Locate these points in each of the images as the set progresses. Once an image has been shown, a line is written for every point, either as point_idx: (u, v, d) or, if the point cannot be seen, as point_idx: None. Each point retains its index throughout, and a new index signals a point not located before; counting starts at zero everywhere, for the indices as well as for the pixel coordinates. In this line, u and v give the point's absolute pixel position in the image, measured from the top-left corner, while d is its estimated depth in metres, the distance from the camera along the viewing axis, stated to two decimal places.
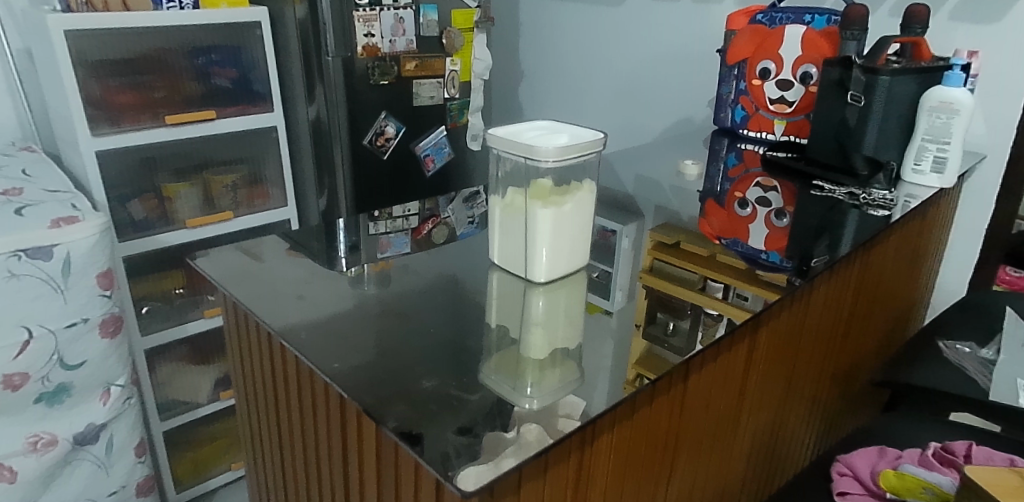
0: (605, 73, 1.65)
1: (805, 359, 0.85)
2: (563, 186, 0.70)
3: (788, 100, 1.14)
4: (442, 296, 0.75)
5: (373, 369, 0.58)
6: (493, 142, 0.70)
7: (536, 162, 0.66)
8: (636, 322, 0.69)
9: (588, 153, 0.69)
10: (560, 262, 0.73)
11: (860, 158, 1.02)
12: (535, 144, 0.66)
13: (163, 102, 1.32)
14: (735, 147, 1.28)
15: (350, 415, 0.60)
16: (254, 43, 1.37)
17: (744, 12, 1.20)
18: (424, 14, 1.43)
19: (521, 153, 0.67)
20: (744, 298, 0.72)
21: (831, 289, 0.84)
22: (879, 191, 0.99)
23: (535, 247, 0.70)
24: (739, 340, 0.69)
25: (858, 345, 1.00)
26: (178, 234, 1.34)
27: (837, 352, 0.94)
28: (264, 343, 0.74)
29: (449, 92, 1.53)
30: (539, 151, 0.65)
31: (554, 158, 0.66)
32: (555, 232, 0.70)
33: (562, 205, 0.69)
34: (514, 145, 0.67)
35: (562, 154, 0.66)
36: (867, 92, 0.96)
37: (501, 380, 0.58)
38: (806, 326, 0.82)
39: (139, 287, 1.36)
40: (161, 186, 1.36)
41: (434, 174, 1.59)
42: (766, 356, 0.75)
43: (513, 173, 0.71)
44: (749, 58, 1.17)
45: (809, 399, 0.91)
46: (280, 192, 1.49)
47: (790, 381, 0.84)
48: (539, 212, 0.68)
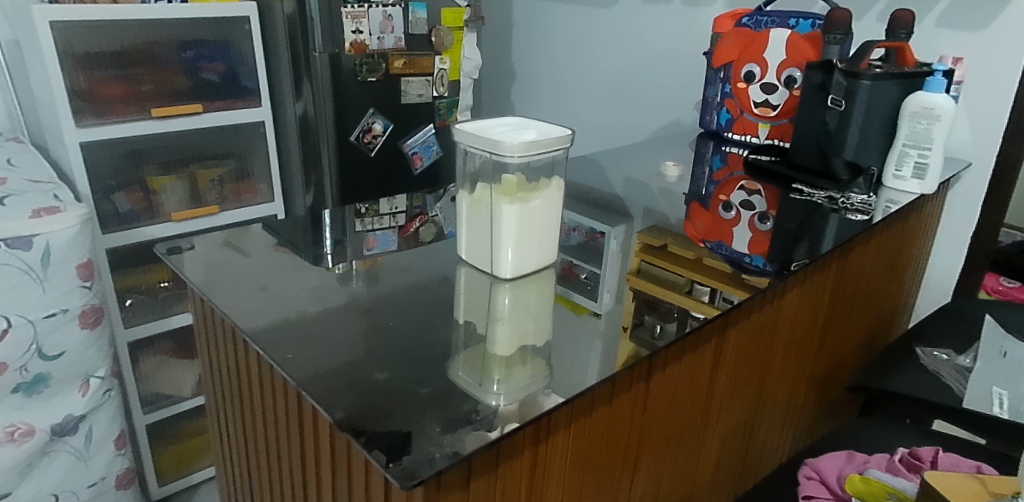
0: (595, 74, 1.65)
1: (778, 361, 0.85)
2: (531, 182, 0.70)
3: (772, 103, 1.14)
4: (410, 292, 0.75)
5: (329, 362, 0.59)
6: (460, 136, 0.70)
7: (502, 157, 0.66)
8: (624, 325, 0.68)
9: (555, 149, 0.69)
10: (528, 258, 0.73)
11: (841, 162, 1.01)
12: (501, 139, 0.66)
13: (151, 95, 1.32)
14: (721, 150, 1.28)
15: (307, 412, 0.61)
16: (242, 37, 1.37)
17: (731, 15, 1.20)
18: (414, 11, 1.43)
19: (488, 148, 0.67)
20: (731, 303, 0.70)
21: (806, 292, 0.84)
22: (857, 194, 0.99)
23: (500, 242, 0.71)
24: (708, 340, 0.69)
25: (834, 350, 1.00)
26: (162, 227, 1.34)
27: (813, 357, 0.94)
28: (230, 340, 0.75)
29: (438, 90, 1.53)
30: (504, 146, 0.65)
31: (518, 153, 0.66)
32: (520, 228, 0.70)
33: (529, 201, 0.69)
34: (480, 140, 0.67)
35: (526, 150, 0.66)
36: (848, 96, 0.96)
37: (465, 375, 0.58)
38: (779, 328, 0.82)
39: (123, 280, 1.37)
40: (147, 179, 1.37)
41: (422, 172, 1.59)
42: (736, 358, 0.75)
43: (481, 169, 0.71)
44: (734, 61, 1.17)
45: (782, 403, 0.91)
46: (268, 187, 1.50)
47: (762, 385, 0.83)
48: (504, 208, 0.68)
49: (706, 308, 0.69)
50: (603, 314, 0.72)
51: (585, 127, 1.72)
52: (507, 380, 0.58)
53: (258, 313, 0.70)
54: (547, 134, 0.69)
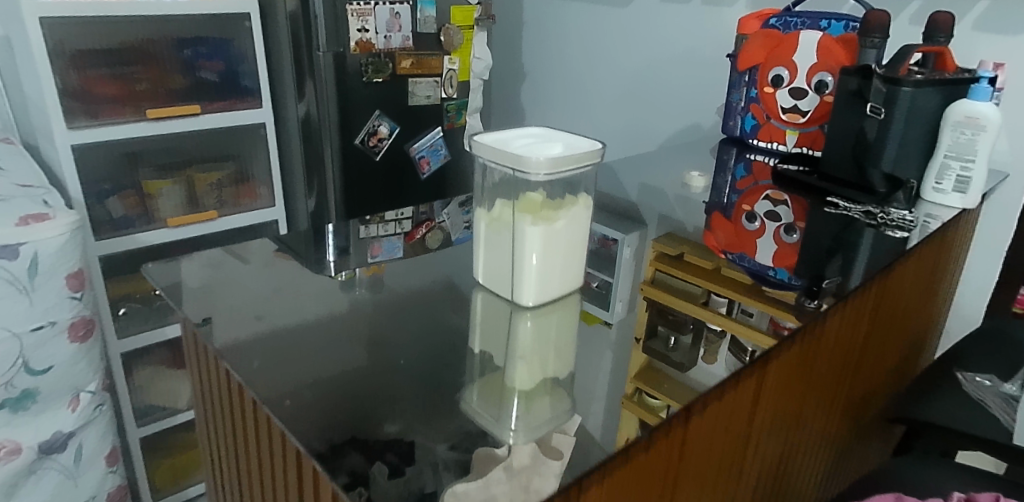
0: (610, 77, 1.58)
1: (816, 390, 0.79)
2: (558, 200, 0.66)
3: (802, 109, 1.08)
4: (418, 323, 0.77)
5: (333, 405, 0.60)
6: (481, 149, 0.66)
7: (527, 175, 0.62)
8: (636, 336, 0.73)
9: (585, 164, 0.65)
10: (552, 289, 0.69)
11: (878, 174, 0.96)
12: (525, 152, 0.61)
13: (147, 95, 1.27)
14: (745, 157, 1.21)
15: (290, 465, 0.60)
16: (243, 35, 1.32)
17: (757, 15, 1.14)
18: (422, 9, 1.36)
19: (512, 164, 0.63)
20: (749, 314, 0.71)
21: (846, 319, 0.78)
22: (898, 210, 0.94)
23: (525, 274, 0.68)
24: (749, 376, 0.63)
25: (870, 375, 0.94)
26: (158, 233, 1.29)
27: (848, 385, 0.88)
28: (223, 375, 0.71)
29: (447, 92, 1.47)
30: (529, 162, 0.61)
31: (545, 170, 0.62)
32: (546, 257, 0.67)
33: (555, 221, 0.65)
34: (502, 154, 0.63)
35: (553, 166, 0.61)
36: (888, 104, 0.90)
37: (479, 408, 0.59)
38: (817, 358, 0.76)
39: (116, 287, 1.31)
40: (142, 183, 1.31)
41: (430, 176, 1.53)
42: (774, 394, 0.69)
43: (501, 185, 0.68)
44: (761, 64, 1.11)
45: (817, 435, 0.85)
46: (269, 191, 1.45)
47: (798, 418, 0.78)
48: (530, 227, 0.64)
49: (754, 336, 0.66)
50: (615, 324, 0.73)
51: (599, 131, 1.65)
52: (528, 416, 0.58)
53: (258, 355, 0.69)
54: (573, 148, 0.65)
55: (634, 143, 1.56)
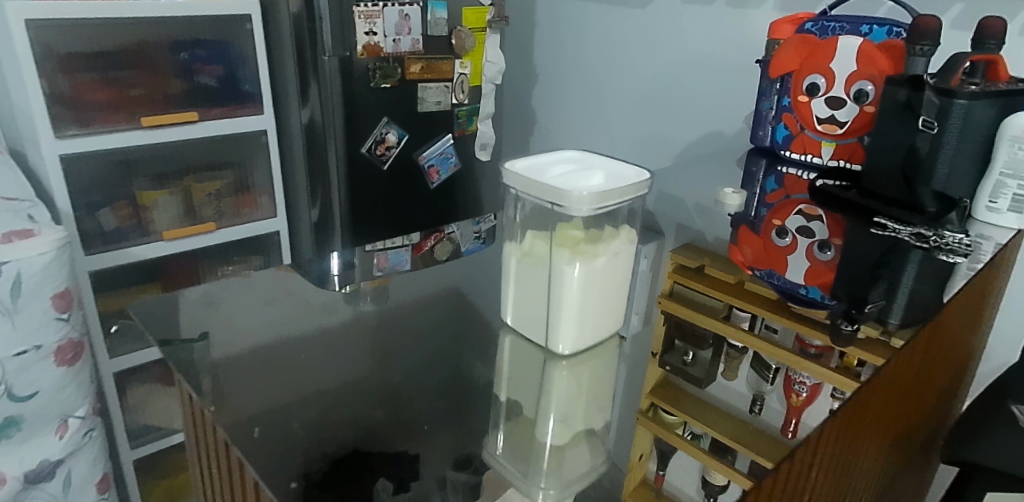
0: (628, 81, 1.51)
1: (869, 439, 0.73)
2: (597, 235, 0.88)
3: (839, 119, 0.99)
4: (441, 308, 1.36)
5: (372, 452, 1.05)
6: (534, 188, 0.89)
7: (570, 209, 0.85)
8: (656, 349, 1.01)
9: (617, 199, 0.87)
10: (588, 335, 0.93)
11: (929, 193, 0.90)
12: (569, 189, 0.84)
13: (143, 100, 1.20)
14: (774, 171, 1.13)
15: None
16: (244, 38, 1.26)
17: (790, 19, 1.05)
18: (433, 11, 1.29)
19: (560, 200, 0.85)
20: (773, 330, 0.90)
21: (911, 360, 0.73)
22: (953, 233, 0.89)
23: (567, 313, 0.89)
24: (802, 450, 0.58)
25: (919, 410, 0.88)
26: (152, 247, 1.24)
27: (899, 424, 0.82)
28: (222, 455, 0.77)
29: (457, 98, 1.40)
30: (577, 198, 0.83)
31: (586, 203, 0.84)
32: (587, 296, 0.87)
33: (594, 255, 0.86)
34: (548, 191, 0.86)
35: (593, 200, 0.84)
36: (941, 118, 0.84)
37: (499, 457, 0.98)
38: (873, 408, 0.70)
39: (107, 303, 1.25)
40: (137, 194, 1.26)
41: (439, 186, 1.47)
42: (849, 438, 0.67)
43: (542, 216, 0.90)
44: (795, 71, 1.02)
45: (873, 473, 0.82)
46: (270, 200, 1.39)
47: (851, 469, 0.72)
48: (573, 260, 0.85)
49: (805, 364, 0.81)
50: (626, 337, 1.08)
51: (613, 138, 1.57)
52: (555, 472, 0.94)
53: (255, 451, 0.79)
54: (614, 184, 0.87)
55: (651, 152, 1.48)
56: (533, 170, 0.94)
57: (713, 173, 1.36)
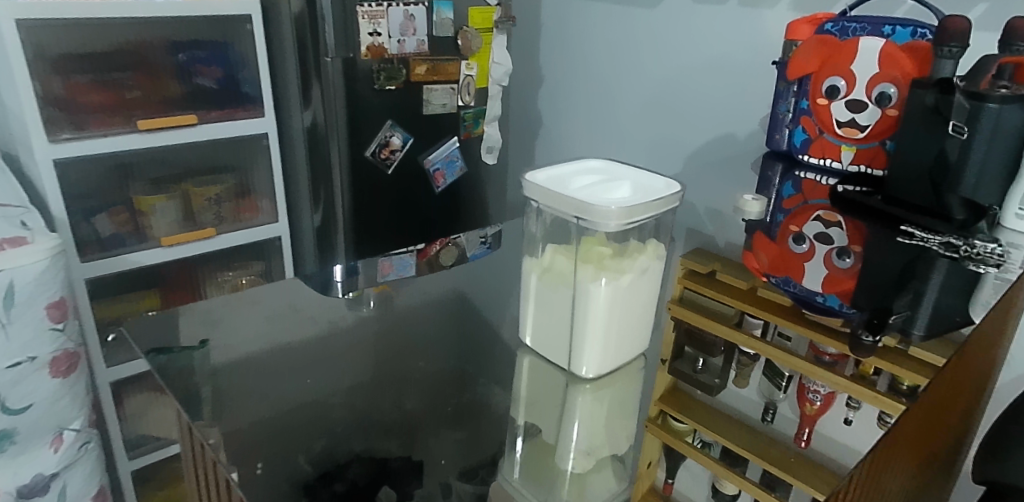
0: (637, 83, 1.47)
1: (901, 472, 0.74)
2: (621, 253, 0.86)
3: (860, 123, 0.95)
4: (448, 308, 1.35)
5: (391, 423, 1.17)
6: (555, 200, 0.86)
7: (597, 224, 0.82)
8: (664, 358, 1.10)
9: (648, 214, 0.84)
10: (612, 358, 0.92)
11: (957, 201, 0.87)
12: (595, 202, 0.81)
13: (139, 103, 1.18)
14: (792, 174, 1.06)
15: None
16: (244, 39, 1.23)
17: (809, 20, 1.01)
18: (438, 11, 1.25)
19: (586, 214, 0.83)
20: (786, 338, 0.95)
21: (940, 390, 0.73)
22: (984, 242, 0.85)
23: (591, 335, 0.88)
24: None
25: (949, 428, 0.88)
26: (150, 253, 1.20)
27: (931, 447, 0.82)
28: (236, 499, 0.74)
29: (463, 100, 1.37)
30: (606, 213, 0.81)
31: (616, 219, 0.81)
32: (612, 315, 0.86)
33: (618, 276, 0.84)
34: (574, 204, 0.83)
35: (622, 215, 0.81)
36: (971, 122, 0.81)
37: (517, 484, 1.01)
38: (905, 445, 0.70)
39: (106, 310, 1.23)
40: (134, 199, 1.23)
41: (445, 190, 1.43)
42: (894, 460, 0.68)
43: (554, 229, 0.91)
44: (813, 74, 0.98)
45: (911, 490, 0.82)
46: (271, 204, 1.36)
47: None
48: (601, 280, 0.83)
49: (818, 373, 0.87)
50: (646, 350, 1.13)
51: (622, 141, 1.54)
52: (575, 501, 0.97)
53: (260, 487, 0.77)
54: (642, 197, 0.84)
55: (661, 156, 1.45)
56: (557, 180, 0.91)
57: (726, 177, 1.32)
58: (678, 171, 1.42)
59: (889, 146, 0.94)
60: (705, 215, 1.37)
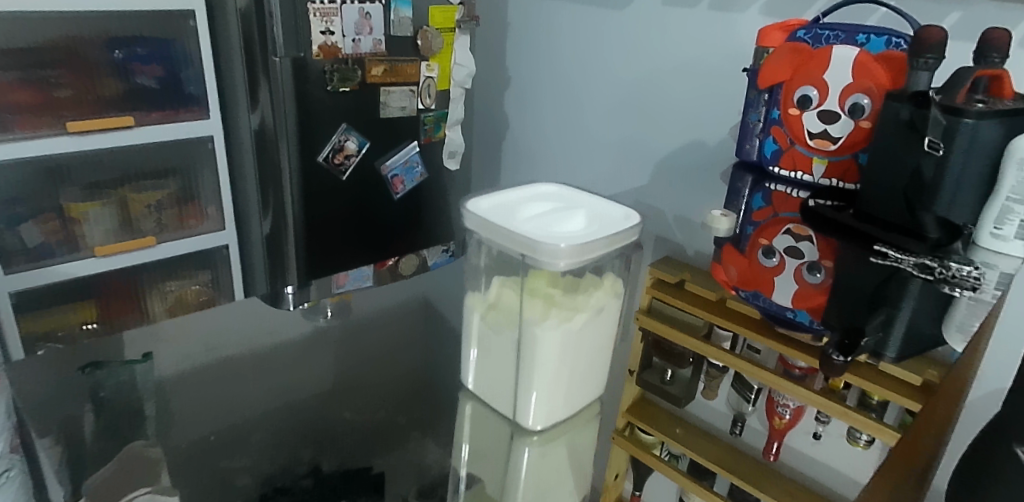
0: (605, 87, 1.43)
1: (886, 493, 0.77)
2: (573, 290, 0.83)
3: (832, 135, 0.91)
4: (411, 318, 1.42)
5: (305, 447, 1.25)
6: (497, 234, 0.82)
7: (546, 262, 0.79)
8: (633, 368, 1.35)
9: (594, 251, 0.81)
10: (557, 411, 0.90)
11: (931, 218, 0.80)
12: (544, 239, 0.78)
13: (70, 103, 1.10)
14: (762, 186, 1.04)
15: None
16: (188, 36, 1.15)
17: (780, 26, 0.98)
18: (396, 9, 1.22)
19: (534, 252, 0.79)
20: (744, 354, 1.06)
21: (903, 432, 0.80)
22: (959, 264, 0.79)
23: (537, 378, 0.85)
24: None
25: (934, 439, 0.91)
26: (84, 264, 1.14)
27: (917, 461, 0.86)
28: None
29: (423, 102, 1.34)
30: (554, 251, 0.77)
31: (564, 257, 0.78)
32: (554, 364, 0.84)
33: (569, 317, 0.82)
34: (520, 241, 0.80)
35: (570, 254, 0.78)
36: (947, 139, 0.76)
37: None
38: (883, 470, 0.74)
39: (34, 326, 1.15)
40: (64, 206, 1.14)
41: (404, 196, 1.41)
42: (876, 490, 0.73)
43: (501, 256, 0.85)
44: (785, 82, 0.94)
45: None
46: (217, 211, 1.28)
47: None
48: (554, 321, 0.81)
49: (790, 388, 1.08)
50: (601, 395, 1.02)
51: (589, 145, 1.49)
52: None
53: None
54: (594, 232, 0.81)
55: (631, 162, 1.40)
56: (506, 207, 0.87)
57: (696, 186, 1.29)
58: (647, 178, 1.38)
59: (861, 159, 0.91)
60: (674, 223, 1.35)
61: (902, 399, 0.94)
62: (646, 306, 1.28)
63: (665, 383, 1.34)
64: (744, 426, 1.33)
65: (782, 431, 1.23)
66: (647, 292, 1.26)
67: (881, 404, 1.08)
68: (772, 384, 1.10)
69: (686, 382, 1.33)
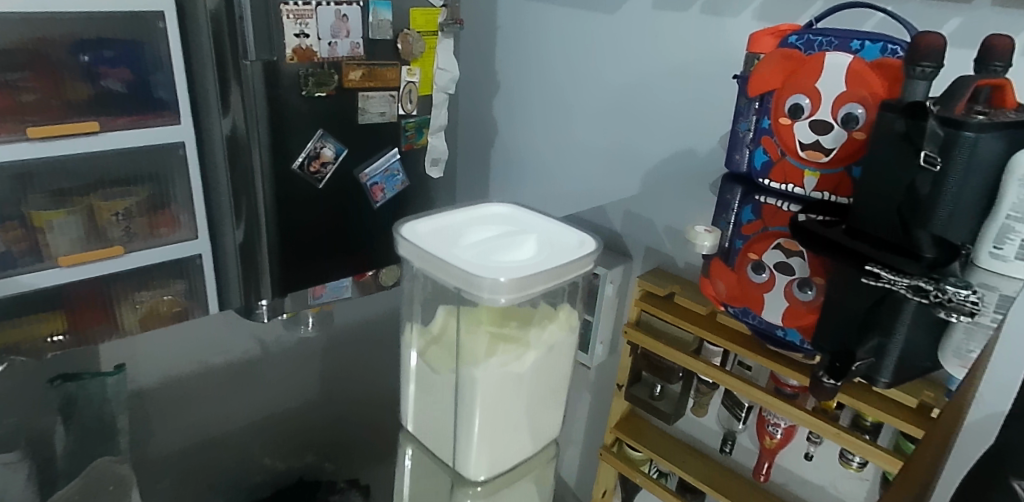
0: (592, 92, 1.39)
1: None
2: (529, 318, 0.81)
3: (824, 146, 0.87)
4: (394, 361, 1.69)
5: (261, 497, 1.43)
6: (433, 263, 0.78)
7: (485, 297, 0.75)
8: (621, 382, 1.30)
9: (538, 286, 0.77)
10: (501, 454, 0.87)
11: (927, 236, 0.76)
12: (482, 274, 0.74)
13: (36, 107, 1.07)
14: (750, 199, 1.00)
15: None
16: (158, 38, 1.12)
17: (771, 31, 0.93)
18: (375, 12, 1.25)
19: (473, 287, 0.75)
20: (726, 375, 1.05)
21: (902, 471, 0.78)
22: (956, 287, 0.72)
23: (481, 415, 0.82)
24: None
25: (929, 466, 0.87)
26: (47, 275, 1.12)
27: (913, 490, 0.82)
28: None
29: (404, 108, 1.39)
30: (498, 285, 0.73)
31: (509, 290, 0.74)
32: (504, 396, 0.82)
33: (519, 352, 0.81)
34: (457, 274, 0.76)
35: (515, 287, 0.74)
36: (945, 152, 0.71)
37: None
38: None
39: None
40: (29, 214, 1.12)
41: (384, 204, 1.44)
42: None
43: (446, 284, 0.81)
44: (776, 90, 0.90)
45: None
46: (191, 219, 1.26)
47: None
48: (499, 353, 0.79)
49: (782, 405, 1.03)
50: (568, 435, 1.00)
51: (574, 153, 1.46)
52: None
53: None
54: (538, 265, 0.77)
55: (620, 170, 1.36)
56: (446, 237, 0.83)
57: (687, 196, 1.24)
58: (636, 187, 1.34)
59: (854, 172, 0.87)
60: (664, 233, 1.31)
61: (908, 427, 0.90)
62: (633, 318, 1.24)
63: (654, 399, 1.29)
64: (734, 444, 1.28)
65: (773, 451, 1.19)
66: (635, 305, 1.21)
67: (875, 425, 1.04)
68: (764, 403, 1.06)
69: (675, 397, 1.30)
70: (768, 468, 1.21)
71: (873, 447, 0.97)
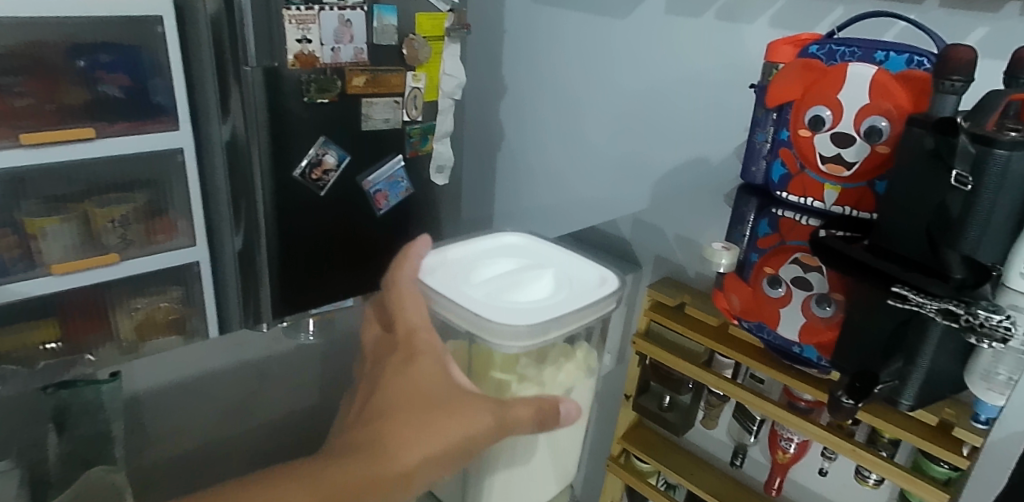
0: (601, 97, 1.36)
1: None
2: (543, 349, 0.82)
3: (846, 159, 0.84)
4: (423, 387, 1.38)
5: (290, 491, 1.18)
6: (442, 307, 0.77)
7: (499, 345, 0.75)
8: (630, 393, 1.28)
9: (552, 330, 0.77)
10: (511, 481, 0.90)
11: (956, 257, 0.72)
12: (496, 319, 0.74)
13: (31, 112, 1.26)
14: (768, 211, 0.95)
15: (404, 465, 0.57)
16: (154, 41, 1.28)
17: (791, 40, 0.90)
18: (380, 16, 1.24)
19: (486, 332, 0.75)
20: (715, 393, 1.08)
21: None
22: (987, 311, 0.70)
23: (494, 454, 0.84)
24: None
25: None
26: (38, 283, 1.30)
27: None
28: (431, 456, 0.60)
29: (409, 114, 1.36)
30: (512, 329, 0.74)
31: (523, 334, 0.74)
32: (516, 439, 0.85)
33: None
34: (468, 318, 0.75)
35: (529, 332, 0.74)
36: (977, 172, 0.68)
37: None
38: None
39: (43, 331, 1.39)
40: (25, 222, 1.33)
41: (387, 211, 1.45)
42: None
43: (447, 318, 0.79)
44: (795, 102, 0.87)
45: None
46: (189, 226, 1.44)
47: None
48: None
49: (798, 421, 1.00)
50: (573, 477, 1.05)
51: (582, 161, 1.43)
52: None
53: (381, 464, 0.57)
54: (553, 309, 0.78)
55: (628, 178, 1.34)
56: (454, 274, 0.83)
57: (699, 206, 1.21)
58: (646, 196, 1.31)
59: (878, 187, 0.83)
60: (675, 242, 1.27)
61: (930, 447, 0.87)
62: (643, 328, 1.21)
63: (664, 410, 1.27)
64: (744, 457, 1.25)
65: (785, 466, 1.16)
66: (644, 314, 1.18)
67: (893, 442, 1.00)
68: (778, 418, 1.02)
69: (685, 408, 1.26)
70: (778, 483, 1.18)
71: (890, 466, 0.94)
